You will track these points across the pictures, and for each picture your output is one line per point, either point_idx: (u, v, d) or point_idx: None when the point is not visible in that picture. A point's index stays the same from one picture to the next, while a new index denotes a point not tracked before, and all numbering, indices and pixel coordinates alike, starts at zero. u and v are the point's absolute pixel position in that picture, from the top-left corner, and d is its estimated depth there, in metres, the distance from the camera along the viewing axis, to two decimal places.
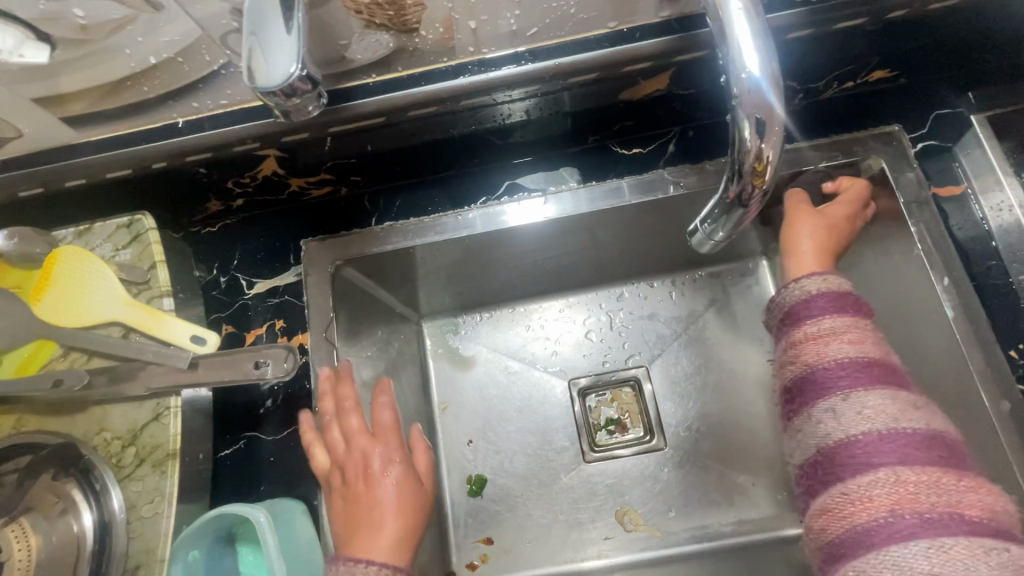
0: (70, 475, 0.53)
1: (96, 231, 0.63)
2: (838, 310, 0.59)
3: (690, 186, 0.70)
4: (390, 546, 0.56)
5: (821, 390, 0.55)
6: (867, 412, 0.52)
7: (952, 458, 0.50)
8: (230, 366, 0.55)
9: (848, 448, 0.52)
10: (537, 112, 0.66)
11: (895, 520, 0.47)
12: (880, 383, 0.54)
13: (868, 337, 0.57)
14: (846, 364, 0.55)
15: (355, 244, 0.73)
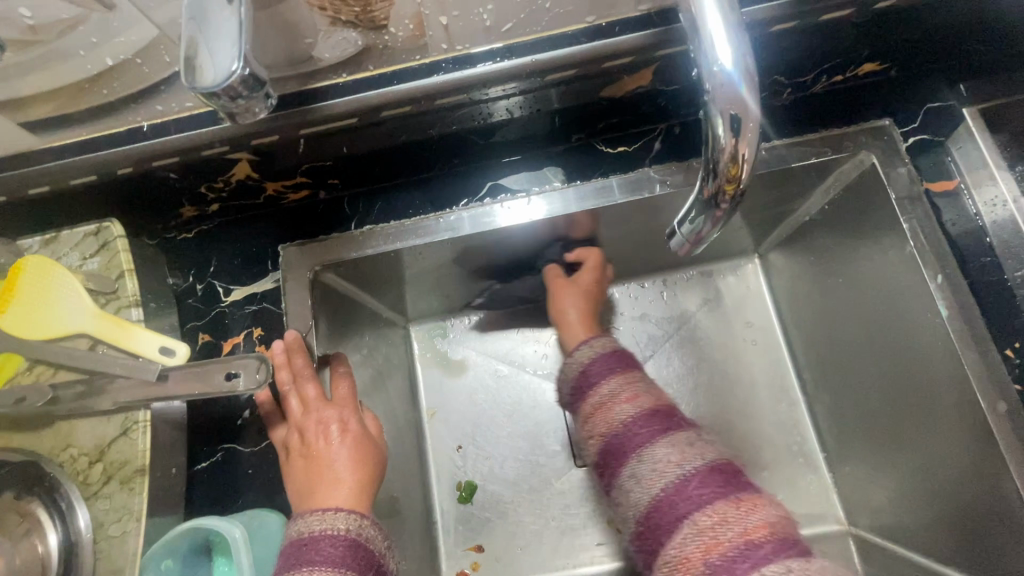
0: (34, 493, 0.51)
1: (62, 239, 0.62)
2: (608, 371, 0.59)
3: (677, 185, 0.68)
4: (351, 495, 0.58)
5: (616, 458, 0.53)
6: (672, 458, 0.51)
7: (732, 482, 0.49)
8: (200, 377, 0.53)
9: (659, 509, 0.49)
10: (519, 110, 0.64)
11: (718, 567, 0.45)
12: (655, 428, 0.53)
13: (646, 391, 0.57)
14: (632, 423, 0.54)
15: (335, 248, 0.71)
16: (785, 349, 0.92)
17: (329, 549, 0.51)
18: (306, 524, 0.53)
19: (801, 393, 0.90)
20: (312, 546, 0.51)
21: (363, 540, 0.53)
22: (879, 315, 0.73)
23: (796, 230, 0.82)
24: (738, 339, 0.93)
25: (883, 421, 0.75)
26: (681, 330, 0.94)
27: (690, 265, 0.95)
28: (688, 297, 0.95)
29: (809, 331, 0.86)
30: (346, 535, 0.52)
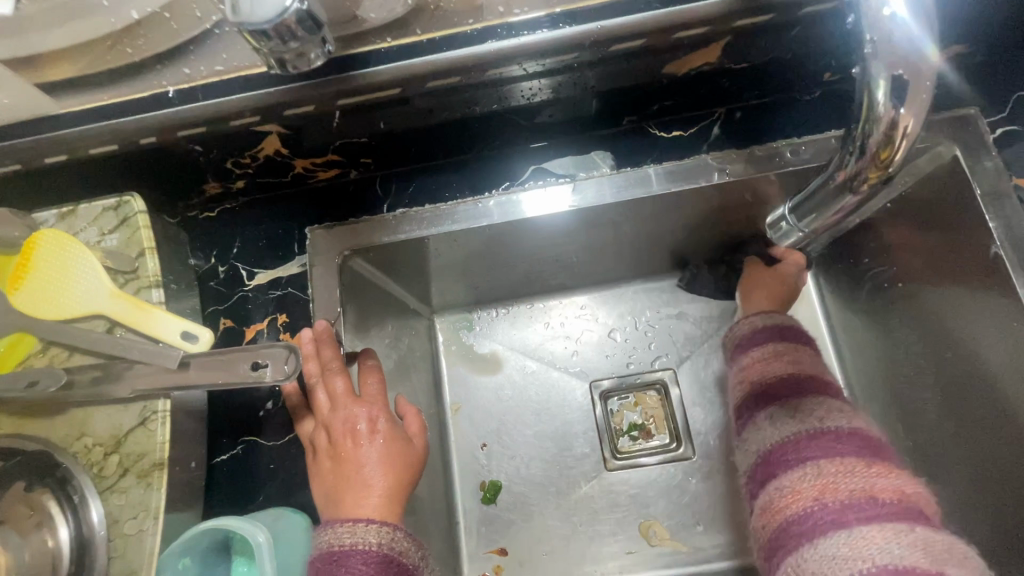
0: (46, 485, 0.48)
1: (81, 214, 0.57)
2: (774, 336, 0.62)
3: (737, 173, 0.64)
4: (382, 503, 0.54)
5: (769, 399, 0.57)
6: (831, 416, 0.53)
7: (873, 451, 0.51)
8: (224, 366, 0.49)
9: (781, 449, 0.53)
10: (564, 89, 0.59)
11: (858, 504, 0.46)
12: (834, 392, 0.56)
13: (815, 361, 0.60)
14: (801, 384, 0.57)
15: (366, 232, 0.67)
16: (833, 354, 0.87)
17: (360, 566, 0.48)
18: (336, 536, 0.50)
19: None
20: (342, 562, 0.49)
21: (395, 556, 0.50)
22: (931, 323, 0.69)
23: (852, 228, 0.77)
24: None
25: (936, 436, 0.70)
26: (721, 331, 0.89)
27: (733, 262, 0.90)
28: (728, 296, 0.90)
29: (860, 337, 0.81)
30: (378, 551, 0.50)
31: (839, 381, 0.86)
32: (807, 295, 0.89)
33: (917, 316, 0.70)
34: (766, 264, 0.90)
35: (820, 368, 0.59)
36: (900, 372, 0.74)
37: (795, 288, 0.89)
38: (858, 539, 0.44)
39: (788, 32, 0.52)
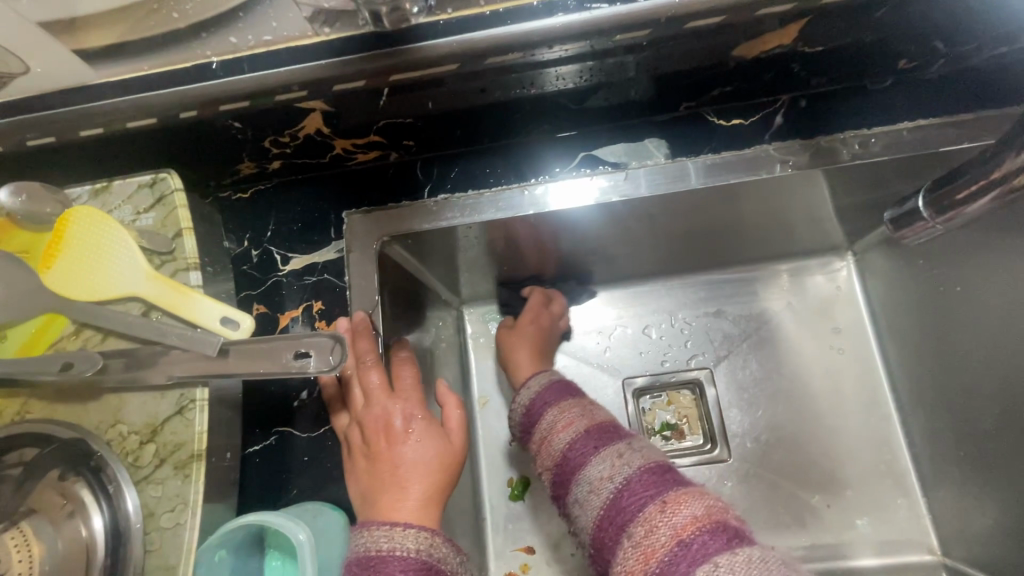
0: (80, 474, 0.45)
1: (115, 190, 0.55)
2: (551, 402, 0.60)
3: (801, 166, 0.62)
4: (420, 505, 0.52)
5: (565, 479, 0.53)
6: (606, 473, 0.50)
7: (663, 484, 0.48)
8: (266, 355, 0.47)
9: (605, 519, 0.48)
10: (598, 76, 0.55)
11: (677, 555, 0.43)
12: (594, 445, 0.53)
13: (580, 415, 0.57)
14: (573, 448, 0.54)
15: (406, 217, 0.64)
16: (879, 358, 0.83)
17: (397, 573, 0.46)
18: (373, 539, 0.48)
19: (895, 408, 0.81)
20: (380, 569, 0.46)
21: (434, 563, 0.48)
22: (997, 329, 0.65)
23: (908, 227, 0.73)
24: (825, 344, 0.85)
25: (995, 447, 0.67)
26: (760, 330, 0.86)
27: (775, 259, 0.87)
28: (769, 294, 0.87)
29: (909, 341, 0.78)
30: (416, 557, 0.47)
31: (883, 386, 0.83)
32: (851, 296, 0.86)
33: (976, 322, 0.67)
34: (809, 262, 0.87)
35: (591, 413, 0.57)
36: (956, 379, 0.71)
37: (838, 288, 0.86)
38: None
39: (871, 14, 0.49)
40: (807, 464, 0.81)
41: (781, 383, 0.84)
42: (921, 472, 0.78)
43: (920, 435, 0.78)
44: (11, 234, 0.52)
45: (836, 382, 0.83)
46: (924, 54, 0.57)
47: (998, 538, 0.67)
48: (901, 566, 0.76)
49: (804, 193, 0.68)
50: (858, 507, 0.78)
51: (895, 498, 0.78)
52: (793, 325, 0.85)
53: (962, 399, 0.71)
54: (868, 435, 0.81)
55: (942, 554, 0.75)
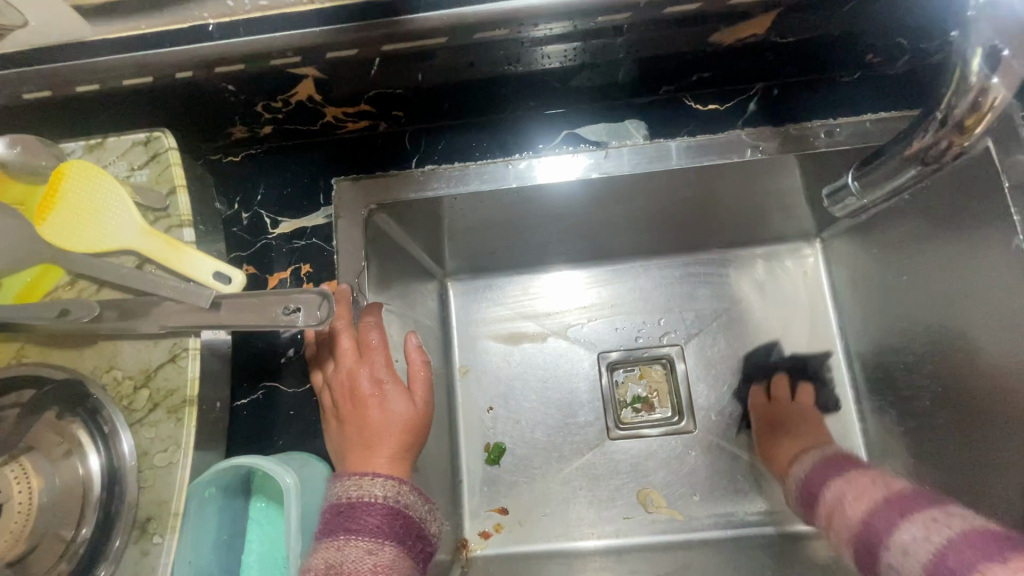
0: (77, 414, 0.48)
1: (109, 147, 0.57)
2: (825, 475, 0.73)
3: (770, 151, 0.65)
4: (388, 461, 0.56)
5: (869, 551, 0.59)
6: (845, 496, 0.67)
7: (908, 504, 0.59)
8: (257, 309, 0.49)
9: (863, 528, 0.61)
10: (591, 56, 0.57)
11: (919, 542, 0.54)
12: (894, 516, 0.59)
13: (868, 483, 0.67)
14: (867, 520, 0.61)
15: (394, 186, 0.67)
16: (838, 340, 0.88)
17: (368, 518, 0.51)
18: (345, 490, 0.53)
19: (850, 387, 0.87)
20: (351, 514, 0.51)
21: (402, 508, 0.53)
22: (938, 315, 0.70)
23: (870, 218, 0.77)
24: (790, 324, 0.89)
25: (932, 420, 0.72)
26: (729, 311, 0.90)
27: (749, 243, 0.91)
28: (740, 277, 0.91)
29: (865, 324, 0.83)
30: (384, 504, 0.52)
31: (841, 366, 0.88)
32: (818, 281, 0.90)
33: (919, 307, 0.72)
34: (779, 248, 0.91)
35: (882, 484, 0.66)
36: (902, 360, 0.76)
37: (806, 274, 0.90)
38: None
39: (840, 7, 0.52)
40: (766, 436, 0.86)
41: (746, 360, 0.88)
42: (869, 446, 0.84)
43: (872, 411, 0.83)
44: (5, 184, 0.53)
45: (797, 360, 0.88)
46: (890, 48, 0.60)
47: None
48: None
49: (774, 179, 0.71)
50: None
51: None
52: (760, 307, 0.90)
53: (905, 379, 0.76)
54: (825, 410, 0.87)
55: None
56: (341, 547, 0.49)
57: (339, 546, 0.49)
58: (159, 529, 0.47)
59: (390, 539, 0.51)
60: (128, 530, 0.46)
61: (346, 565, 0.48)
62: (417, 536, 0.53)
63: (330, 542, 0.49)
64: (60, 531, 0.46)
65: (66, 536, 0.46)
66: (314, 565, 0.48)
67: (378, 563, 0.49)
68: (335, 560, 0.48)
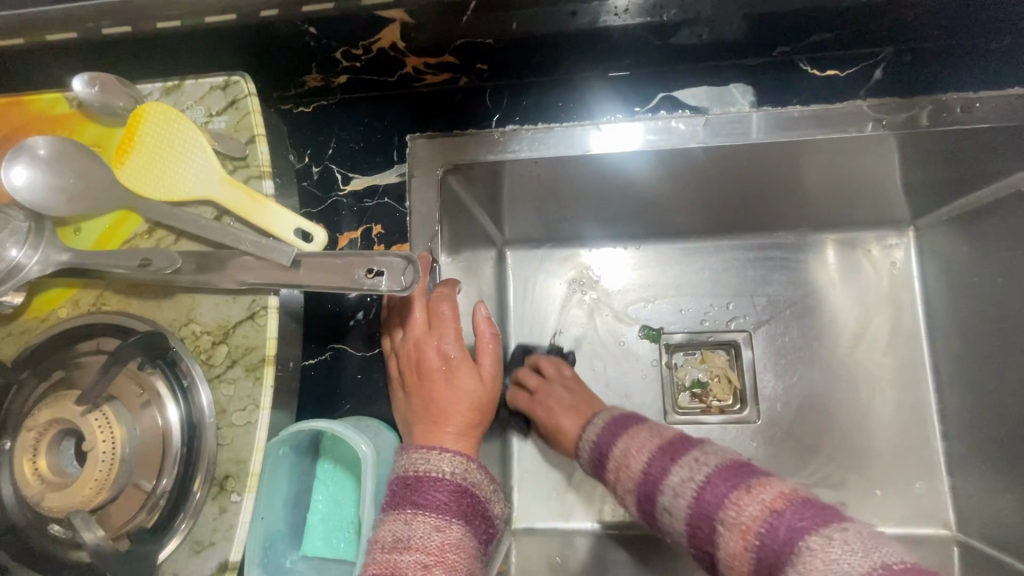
0: (157, 365, 0.47)
1: (187, 89, 0.52)
2: (664, 463, 0.55)
3: (892, 126, 0.60)
4: (454, 437, 0.54)
5: (648, 500, 0.56)
6: (686, 479, 0.52)
7: (743, 471, 0.50)
8: (338, 270, 0.47)
9: (697, 516, 0.50)
10: (706, 9, 0.51)
11: (772, 529, 0.44)
12: (724, 486, 0.49)
13: (646, 435, 0.59)
14: (649, 468, 0.56)
15: (470, 146, 0.63)
16: (924, 337, 0.81)
17: (434, 493, 0.49)
18: (411, 463, 0.51)
19: (932, 388, 0.80)
20: (418, 488, 0.49)
21: (469, 487, 0.51)
22: None
23: (975, 210, 0.70)
24: (872, 317, 0.83)
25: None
26: (806, 298, 0.84)
27: (833, 228, 0.84)
28: (820, 263, 0.84)
29: (959, 321, 0.76)
30: (452, 481, 0.50)
31: (925, 366, 0.81)
32: (907, 274, 0.83)
33: None
34: (866, 235, 0.84)
35: (662, 434, 0.59)
36: (999, 363, 0.70)
37: (894, 264, 0.83)
38: (816, 551, 0.41)
39: None
40: (836, 432, 0.80)
41: (820, 351, 0.82)
42: (949, 451, 0.78)
43: (959, 416, 0.76)
44: (85, 126, 0.52)
45: (876, 357, 0.82)
46: None
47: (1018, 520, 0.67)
48: (913, 538, 0.77)
49: (881, 157, 0.65)
50: (879, 478, 0.79)
51: (919, 475, 0.78)
52: (840, 296, 0.83)
53: (998, 385, 0.70)
54: (904, 411, 0.81)
55: (956, 530, 0.76)
56: (408, 521, 0.47)
57: (406, 520, 0.47)
58: (238, 487, 0.46)
59: (457, 517, 0.49)
60: (207, 485, 0.46)
61: (413, 540, 0.46)
62: (482, 515, 0.51)
63: (397, 515, 0.48)
64: (139, 482, 0.45)
65: (145, 488, 0.45)
66: (382, 536, 0.47)
67: (445, 541, 0.47)
68: (402, 534, 0.46)
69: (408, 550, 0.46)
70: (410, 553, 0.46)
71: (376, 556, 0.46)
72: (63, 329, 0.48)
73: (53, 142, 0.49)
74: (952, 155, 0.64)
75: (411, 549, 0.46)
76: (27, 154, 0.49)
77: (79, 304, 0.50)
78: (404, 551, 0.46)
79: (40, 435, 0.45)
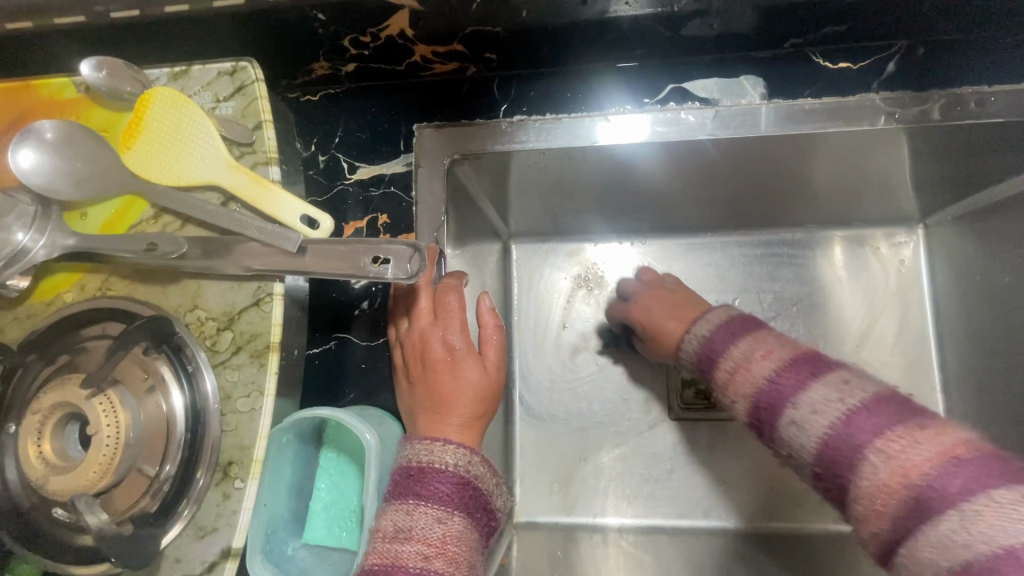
0: (161, 351, 0.46)
1: (194, 75, 0.52)
2: (801, 379, 0.45)
3: (904, 120, 0.59)
4: (458, 428, 0.53)
5: (770, 412, 0.46)
6: (832, 397, 0.43)
7: (908, 408, 0.41)
8: (344, 257, 0.47)
9: (833, 443, 0.42)
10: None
11: (946, 474, 0.37)
12: (884, 420, 0.41)
13: (777, 341, 0.49)
14: (778, 381, 0.46)
15: (477, 136, 0.62)
16: (932, 335, 0.81)
17: (437, 485, 0.48)
18: (414, 454, 0.50)
19: (940, 389, 0.79)
20: (420, 478, 0.48)
21: (471, 479, 0.50)
22: None
23: (984, 208, 0.69)
24: (879, 315, 0.82)
25: None
26: (813, 295, 0.83)
27: (842, 224, 0.83)
28: (828, 260, 0.84)
29: (967, 320, 0.75)
30: (454, 472, 0.49)
31: (932, 365, 0.80)
32: (916, 271, 0.82)
33: None
34: (875, 232, 0.83)
35: (794, 344, 0.49)
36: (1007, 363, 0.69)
37: (902, 262, 0.82)
38: (979, 517, 0.35)
39: None
40: None
41: (827, 348, 0.82)
42: None
43: (965, 416, 0.76)
44: (91, 111, 0.51)
45: (883, 355, 0.81)
46: None
47: None
48: None
49: (891, 152, 0.64)
50: None
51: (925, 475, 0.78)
52: (848, 293, 0.83)
53: (1004, 385, 0.69)
54: None
55: None
56: (409, 512, 0.47)
57: (408, 511, 0.47)
58: (241, 474, 0.46)
59: (459, 509, 0.48)
60: (210, 471, 0.46)
61: (414, 531, 0.46)
62: (484, 508, 0.51)
63: (398, 505, 0.48)
64: (143, 467, 0.45)
65: (149, 473, 0.45)
66: (383, 525, 0.47)
67: (446, 533, 0.47)
68: (403, 524, 0.46)
69: (409, 540, 0.46)
70: (410, 543, 0.45)
71: (377, 546, 0.46)
72: (69, 314, 0.48)
73: (61, 126, 0.49)
74: (963, 150, 0.63)
75: (412, 540, 0.46)
76: (35, 138, 0.49)
77: (85, 289, 0.50)
78: (405, 542, 0.46)
79: (45, 419, 0.45)
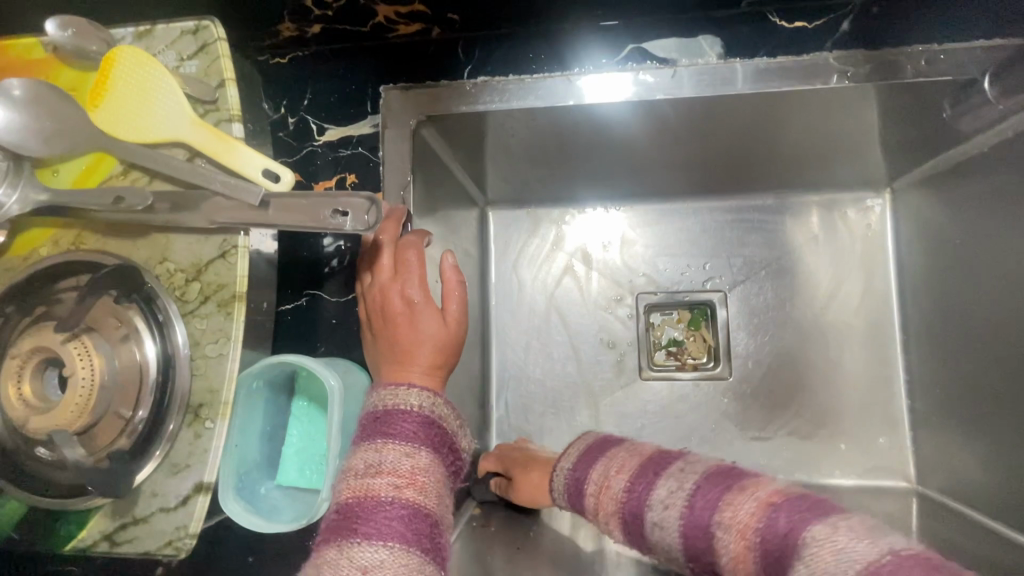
0: (132, 300, 0.49)
1: (158, 34, 0.53)
2: (649, 481, 0.50)
3: (860, 78, 0.60)
4: (418, 375, 0.56)
5: (636, 520, 0.50)
6: (675, 488, 0.48)
7: (725, 472, 0.47)
8: (306, 211, 0.49)
9: (691, 526, 0.46)
10: None
11: (772, 522, 0.42)
12: (716, 492, 0.46)
13: (626, 453, 0.55)
14: (632, 488, 0.51)
15: (443, 99, 0.64)
16: (895, 295, 0.83)
17: (403, 424, 0.51)
18: (381, 399, 0.53)
19: (901, 349, 0.82)
20: (388, 419, 0.51)
21: (437, 419, 0.53)
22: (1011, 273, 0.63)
23: (945, 171, 0.71)
24: (845, 278, 0.84)
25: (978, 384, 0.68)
26: (781, 259, 0.85)
27: (810, 189, 0.85)
28: (797, 224, 0.85)
29: (927, 280, 0.77)
30: (420, 413, 0.52)
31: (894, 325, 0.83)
32: (882, 235, 0.84)
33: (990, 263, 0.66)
34: (844, 197, 0.85)
35: (639, 450, 0.55)
36: (961, 320, 0.71)
37: (870, 227, 0.84)
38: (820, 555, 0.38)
39: None
40: (806, 389, 0.82)
41: (792, 310, 0.84)
42: (914, 409, 0.80)
43: (924, 374, 0.78)
44: (60, 70, 0.53)
45: (848, 316, 0.84)
46: None
47: (969, 467, 0.69)
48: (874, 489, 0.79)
49: (852, 113, 0.65)
50: (844, 433, 0.81)
51: (884, 430, 0.81)
52: (815, 257, 0.85)
53: (957, 340, 0.72)
54: (872, 370, 0.82)
55: (915, 481, 0.78)
56: (379, 449, 0.50)
57: (377, 449, 0.50)
58: (211, 415, 0.49)
59: (426, 445, 0.51)
60: (182, 413, 0.49)
61: (384, 465, 0.49)
62: (450, 447, 0.54)
63: (368, 445, 0.50)
64: (119, 410, 0.48)
65: (124, 416, 0.48)
66: (354, 463, 0.49)
67: (415, 466, 0.49)
68: (374, 460, 0.49)
69: (379, 474, 0.48)
70: (381, 477, 0.48)
71: (350, 481, 0.49)
72: (44, 266, 0.50)
73: (29, 84, 0.50)
74: (920, 110, 0.64)
75: (383, 473, 0.48)
76: (4, 95, 0.50)
77: (59, 244, 0.52)
78: (377, 475, 0.48)
79: (24, 362, 0.47)
